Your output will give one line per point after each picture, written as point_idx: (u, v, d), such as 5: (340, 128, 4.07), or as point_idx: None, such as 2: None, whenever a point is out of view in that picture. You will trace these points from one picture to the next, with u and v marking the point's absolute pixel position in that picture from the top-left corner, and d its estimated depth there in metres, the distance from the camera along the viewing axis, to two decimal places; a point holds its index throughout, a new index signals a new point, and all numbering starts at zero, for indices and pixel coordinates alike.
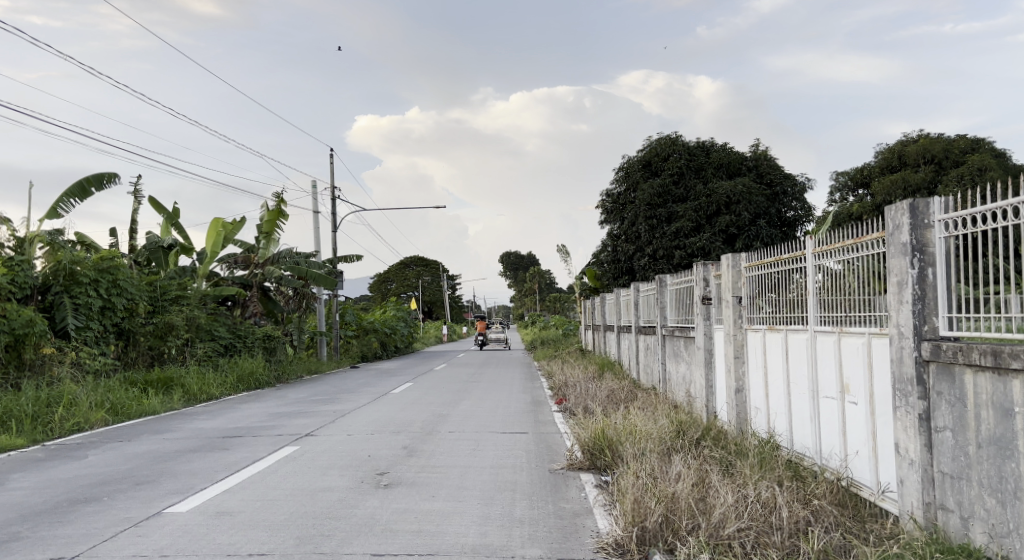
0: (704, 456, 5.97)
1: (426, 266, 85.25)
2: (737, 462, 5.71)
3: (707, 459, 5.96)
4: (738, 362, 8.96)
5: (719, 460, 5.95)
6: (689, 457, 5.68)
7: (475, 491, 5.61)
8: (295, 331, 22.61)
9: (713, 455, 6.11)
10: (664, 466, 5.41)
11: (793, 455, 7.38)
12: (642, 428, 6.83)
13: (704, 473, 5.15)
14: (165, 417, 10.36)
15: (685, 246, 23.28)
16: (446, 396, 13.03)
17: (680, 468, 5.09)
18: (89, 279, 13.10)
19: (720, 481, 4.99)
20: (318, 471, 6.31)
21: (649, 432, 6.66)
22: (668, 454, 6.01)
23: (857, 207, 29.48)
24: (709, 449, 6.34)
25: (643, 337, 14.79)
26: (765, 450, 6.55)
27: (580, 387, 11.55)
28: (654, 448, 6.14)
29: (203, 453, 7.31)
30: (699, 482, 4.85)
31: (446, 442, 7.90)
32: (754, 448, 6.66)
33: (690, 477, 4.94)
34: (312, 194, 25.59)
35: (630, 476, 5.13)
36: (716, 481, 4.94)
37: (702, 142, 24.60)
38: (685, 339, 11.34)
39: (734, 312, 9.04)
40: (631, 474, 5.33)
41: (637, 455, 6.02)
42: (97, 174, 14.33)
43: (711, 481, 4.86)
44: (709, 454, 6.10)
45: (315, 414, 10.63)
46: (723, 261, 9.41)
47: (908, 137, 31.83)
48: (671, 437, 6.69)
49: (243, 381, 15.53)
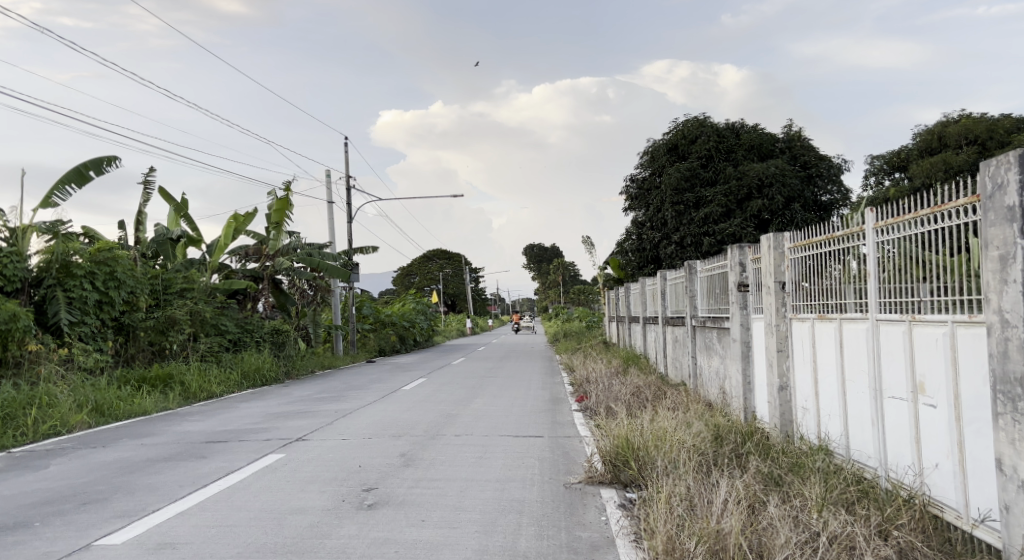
0: (750, 473, 5.00)
1: (449, 258, 85.00)
2: (793, 481, 4.72)
3: (754, 476, 4.99)
4: (780, 356, 7.91)
5: (770, 477, 4.97)
6: (733, 478, 4.69)
7: (474, 514, 4.68)
8: (309, 325, 21.64)
9: (761, 470, 5.13)
10: (700, 490, 4.42)
11: (850, 465, 6.35)
12: (674, 434, 5.85)
13: (755, 499, 4.19)
14: (154, 417, 9.59)
15: (715, 233, 22.06)
16: (459, 393, 12.15)
17: (724, 493, 4.11)
18: (85, 272, 12.43)
19: (775, 508, 4.03)
20: (295, 487, 5.42)
21: (683, 439, 5.69)
22: (708, 471, 5.04)
23: (894, 191, 27.95)
24: (756, 462, 5.35)
25: (671, 328, 13.75)
26: (820, 461, 5.54)
27: (603, 383, 10.57)
28: (689, 461, 5.17)
29: (176, 463, 6.47)
30: (750, 513, 3.89)
31: (449, 448, 6.98)
32: (807, 459, 5.67)
33: (740, 507, 3.98)
34: (326, 183, 24.83)
35: (663, 503, 4.17)
36: (771, 511, 3.97)
37: (732, 123, 23.35)
38: (718, 330, 10.30)
39: (776, 300, 7.97)
40: (666, 497, 4.36)
41: (670, 471, 5.05)
42: (95, 158, 13.67)
43: (765, 513, 3.89)
44: (756, 469, 5.12)
45: (314, 414, 9.80)
46: (763, 243, 8.34)
47: (949, 117, 30.06)
48: (709, 445, 5.72)
49: (248, 378, 14.90)
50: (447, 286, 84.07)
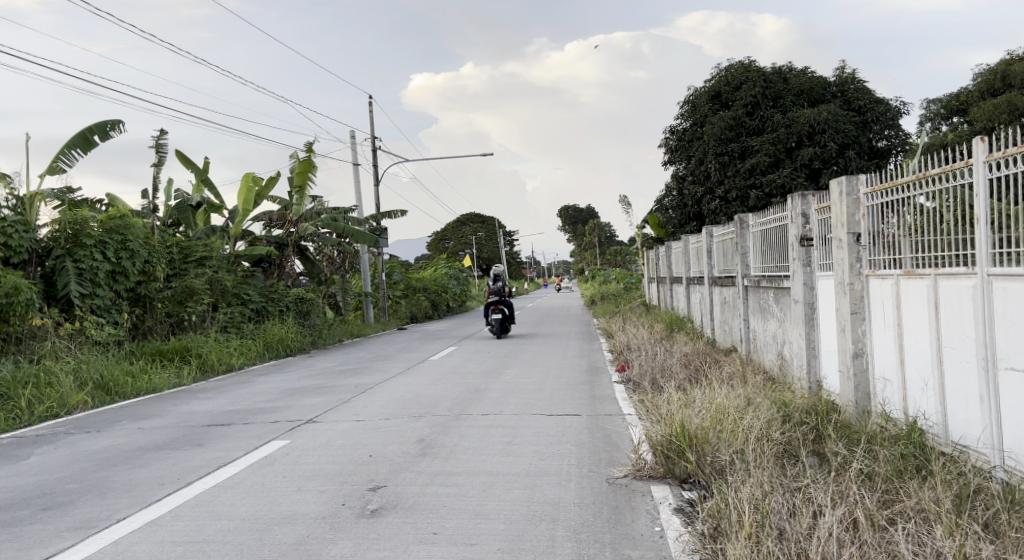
0: (836, 476, 3.94)
1: (483, 222, 84.48)
2: (903, 495, 3.56)
3: (842, 479, 3.94)
4: (855, 320, 6.53)
5: (856, 480, 3.86)
6: (809, 498, 3.48)
7: (498, 524, 3.80)
8: (338, 293, 21.14)
9: (850, 469, 4.10)
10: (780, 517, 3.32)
11: (949, 451, 5.04)
12: (737, 423, 4.75)
13: (856, 522, 3.17)
14: (163, 397, 9.14)
15: (762, 185, 20.57)
16: (489, 363, 11.36)
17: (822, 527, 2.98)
18: (95, 241, 11.94)
19: (885, 539, 3.00)
20: (289, 487, 4.65)
21: (745, 430, 4.58)
22: (785, 473, 3.99)
23: (953, 135, 25.75)
24: (843, 462, 4.23)
25: (719, 289, 12.63)
26: (925, 457, 4.38)
27: (647, 352, 9.61)
28: (763, 461, 4.08)
29: (167, 453, 5.82)
30: (856, 552, 2.85)
31: (474, 431, 6.15)
32: (898, 452, 4.50)
33: (845, 540, 2.95)
34: (351, 145, 23.94)
35: (741, 533, 3.10)
36: (880, 546, 2.94)
37: (779, 67, 21.62)
38: (775, 290, 9.16)
39: (850, 255, 6.57)
40: (740, 516, 3.34)
41: (741, 474, 3.97)
42: (97, 124, 13.79)
43: (875, 550, 2.87)
44: (835, 479, 3.84)
45: (333, 389, 9.16)
46: (833, 188, 6.92)
47: (1015, 54, 27.46)
48: (774, 438, 4.59)
49: (271, 349, 14.51)
50: (481, 251, 83.42)
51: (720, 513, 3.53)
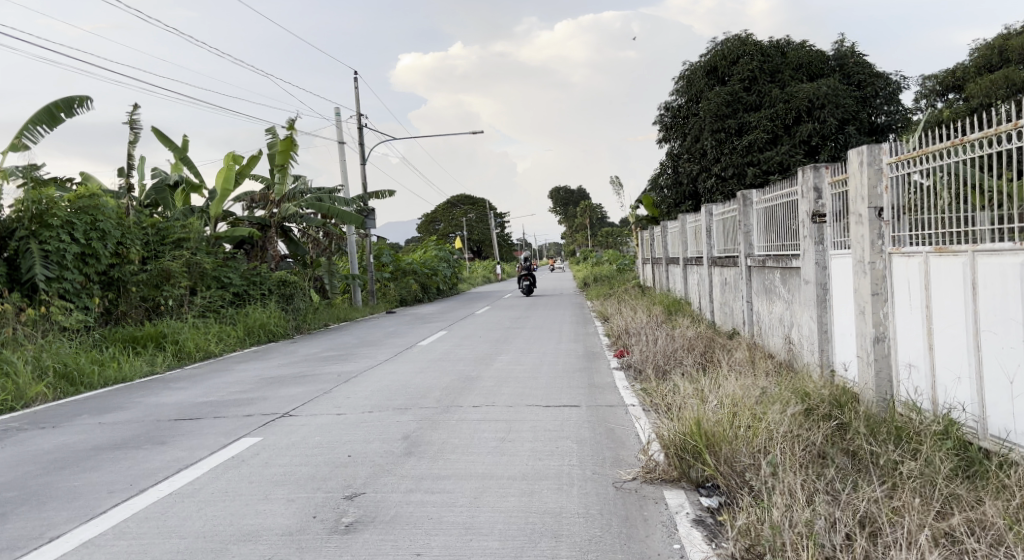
0: (881, 485, 3.34)
1: (473, 204, 83.75)
2: (964, 509, 3.01)
3: (889, 489, 3.36)
4: (875, 302, 5.88)
5: (898, 494, 3.19)
6: (858, 516, 2.98)
7: (491, 542, 3.28)
8: (325, 276, 20.17)
9: (896, 477, 3.50)
10: (824, 542, 2.77)
11: (994, 448, 4.31)
12: (758, 423, 4.17)
13: (927, 552, 2.60)
14: (132, 387, 8.61)
15: (759, 162, 20.05)
16: (481, 349, 10.85)
17: None
18: (62, 222, 11.24)
19: None
20: (255, 495, 4.11)
21: (766, 430, 4.03)
22: (823, 482, 3.42)
23: (949, 112, 25.20)
24: (882, 468, 3.67)
25: (719, 269, 12.13)
26: (971, 458, 3.85)
27: (647, 336, 9.13)
28: (793, 467, 3.55)
29: (125, 453, 5.28)
30: None
31: (464, 426, 5.63)
32: (940, 455, 3.79)
33: None
34: (336, 123, 23.14)
35: None
36: None
37: (777, 40, 20.97)
38: (782, 270, 8.65)
39: (871, 232, 5.93)
40: (782, 545, 2.78)
41: (769, 482, 3.43)
42: (63, 99, 13.08)
43: None
44: (882, 485, 3.36)
45: (315, 378, 8.65)
46: (850, 160, 6.28)
47: (1013, 29, 26.82)
48: (796, 445, 3.93)
49: (253, 334, 13.96)
50: (472, 232, 82.56)
51: (758, 536, 2.97)
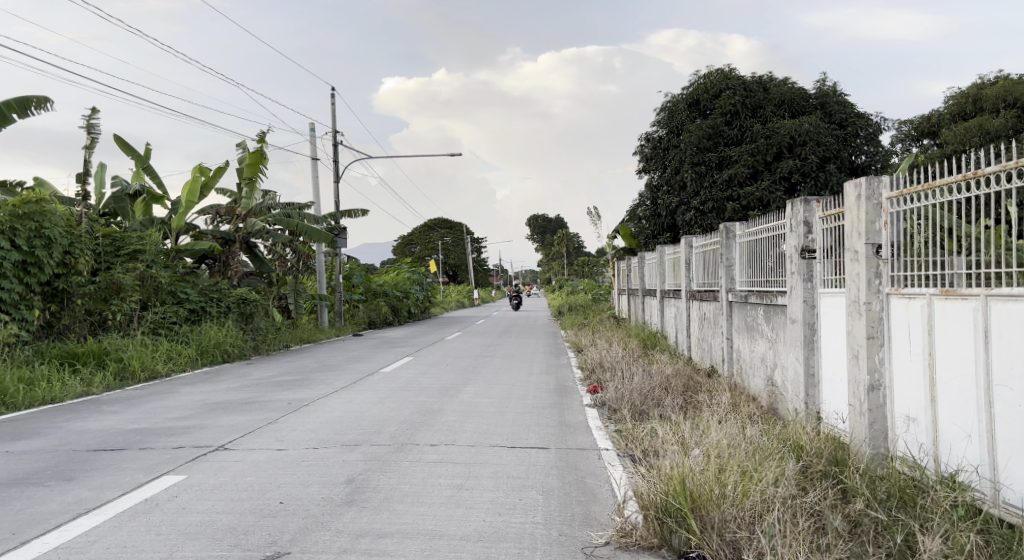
0: None
1: (450, 228, 83.35)
2: None
3: None
4: (871, 346, 5.44)
5: None
6: None
7: None
8: (290, 295, 19.69)
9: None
10: None
11: (1010, 519, 3.84)
12: (751, 486, 3.65)
13: None
14: (61, 409, 7.84)
15: (739, 198, 19.88)
16: (447, 378, 10.22)
17: None
18: (3, 227, 10.42)
19: None
20: (159, 552, 3.45)
21: (760, 497, 3.51)
22: None
23: (924, 158, 25.47)
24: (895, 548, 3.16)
25: (699, 304, 11.69)
26: (990, 536, 3.35)
27: (622, 371, 8.62)
28: (791, 543, 3.03)
29: (22, 491, 4.55)
30: None
31: (419, 469, 5.02)
32: (958, 529, 3.29)
33: None
34: (310, 139, 22.58)
35: None
36: None
37: (760, 76, 21.00)
38: (767, 307, 8.21)
39: (867, 270, 5.51)
40: None
41: None
42: (18, 99, 12.34)
43: None
44: None
45: (263, 405, 7.94)
46: (847, 193, 5.89)
47: (986, 79, 27.31)
48: (796, 514, 3.41)
49: (206, 355, 13.18)
50: (448, 256, 81.96)
51: None
